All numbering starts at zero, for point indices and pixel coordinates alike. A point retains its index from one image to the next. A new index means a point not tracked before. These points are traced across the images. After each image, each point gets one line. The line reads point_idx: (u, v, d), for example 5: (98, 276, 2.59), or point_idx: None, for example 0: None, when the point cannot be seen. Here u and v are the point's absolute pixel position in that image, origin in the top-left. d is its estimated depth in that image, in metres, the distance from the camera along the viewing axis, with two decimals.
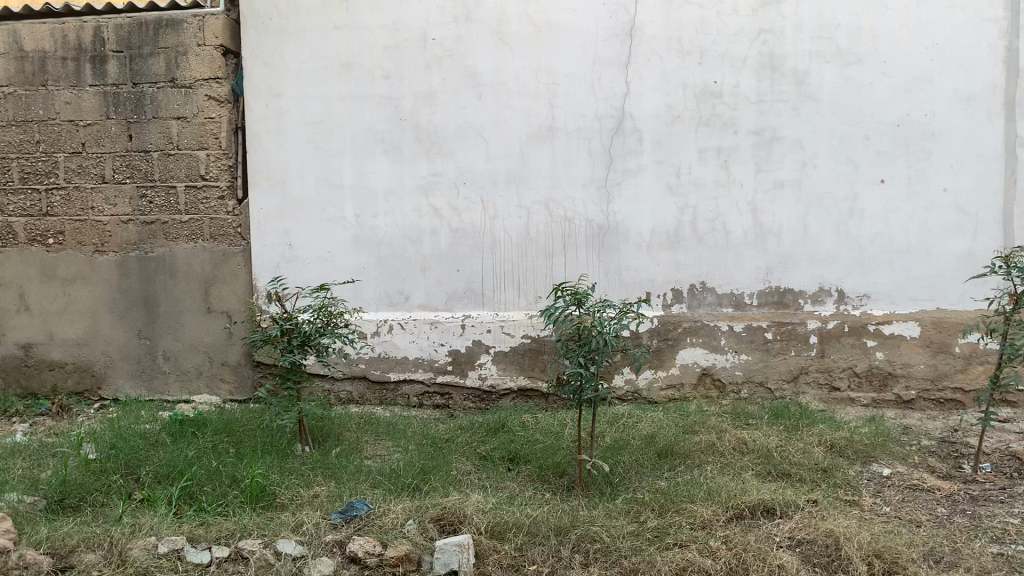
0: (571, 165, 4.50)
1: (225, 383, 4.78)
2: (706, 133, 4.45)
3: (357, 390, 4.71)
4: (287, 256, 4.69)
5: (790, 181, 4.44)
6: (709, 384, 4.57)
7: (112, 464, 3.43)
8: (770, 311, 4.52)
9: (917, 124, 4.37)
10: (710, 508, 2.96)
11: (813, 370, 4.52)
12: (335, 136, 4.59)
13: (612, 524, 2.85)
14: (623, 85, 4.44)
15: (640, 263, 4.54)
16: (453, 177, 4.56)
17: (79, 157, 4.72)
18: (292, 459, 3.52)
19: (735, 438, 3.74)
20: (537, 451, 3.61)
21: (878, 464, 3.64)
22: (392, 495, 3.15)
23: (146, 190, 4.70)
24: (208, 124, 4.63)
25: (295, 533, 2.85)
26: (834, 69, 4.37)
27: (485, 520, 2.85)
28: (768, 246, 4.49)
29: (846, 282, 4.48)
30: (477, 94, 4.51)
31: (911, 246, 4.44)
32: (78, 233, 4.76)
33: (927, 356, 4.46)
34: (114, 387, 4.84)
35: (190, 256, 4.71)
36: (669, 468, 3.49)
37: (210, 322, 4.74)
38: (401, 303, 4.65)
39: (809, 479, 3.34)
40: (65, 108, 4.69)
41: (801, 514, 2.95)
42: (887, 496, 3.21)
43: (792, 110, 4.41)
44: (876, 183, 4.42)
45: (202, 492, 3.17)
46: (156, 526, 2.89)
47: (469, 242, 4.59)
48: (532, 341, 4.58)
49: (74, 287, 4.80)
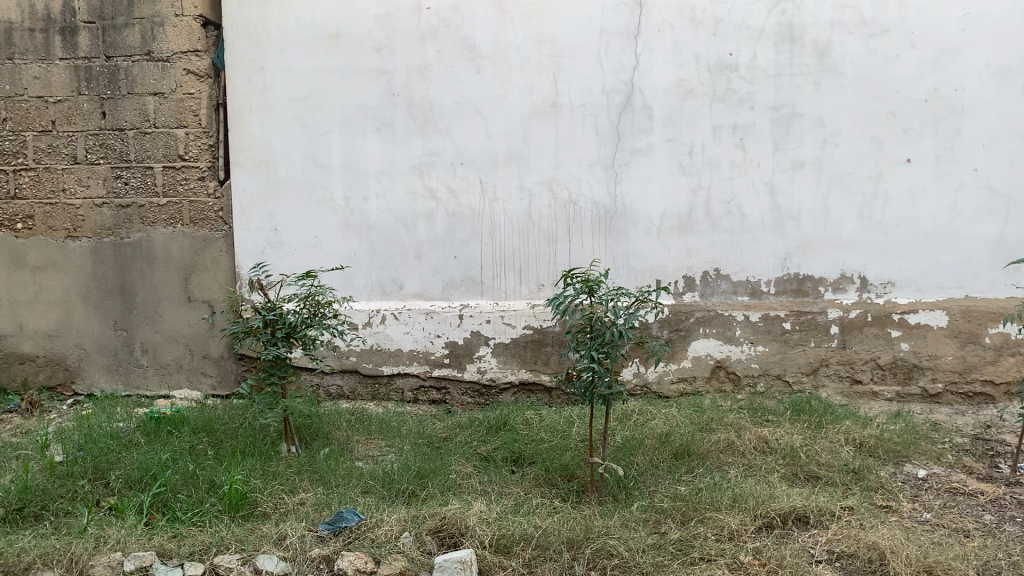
0: (576, 143, 4.21)
1: (207, 376, 4.49)
2: (721, 108, 4.15)
3: (348, 384, 4.43)
4: (272, 241, 4.38)
5: (810, 161, 4.15)
6: (723, 378, 4.29)
7: (80, 467, 3.15)
8: (788, 299, 4.24)
9: (946, 99, 4.08)
10: (738, 516, 2.69)
11: (834, 362, 4.25)
12: (324, 112, 4.27)
13: (630, 536, 2.57)
14: (632, 58, 4.13)
15: (650, 248, 4.25)
16: (450, 157, 4.26)
17: (49, 136, 4.40)
18: (275, 462, 3.23)
19: (756, 436, 3.46)
20: (542, 451, 3.34)
21: (912, 465, 3.36)
22: (385, 502, 2.87)
23: (121, 170, 4.39)
24: (187, 100, 4.32)
25: (278, 547, 2.56)
26: (858, 41, 4.07)
27: (489, 533, 2.57)
28: (787, 230, 4.20)
29: (869, 269, 4.21)
30: (476, 67, 4.19)
31: (939, 230, 4.16)
32: (49, 217, 4.45)
33: (955, 347, 4.19)
34: (89, 382, 4.54)
35: (169, 241, 4.41)
36: (687, 470, 3.22)
37: (190, 312, 4.44)
38: (394, 292, 4.36)
39: (840, 483, 3.07)
40: (33, 83, 4.36)
41: (838, 524, 2.67)
42: (927, 501, 2.94)
43: (812, 84, 4.11)
44: (902, 163, 4.14)
45: (176, 499, 2.89)
46: (124, 538, 2.61)
47: (467, 226, 4.29)
48: (534, 332, 4.31)
49: (44, 275, 4.49)
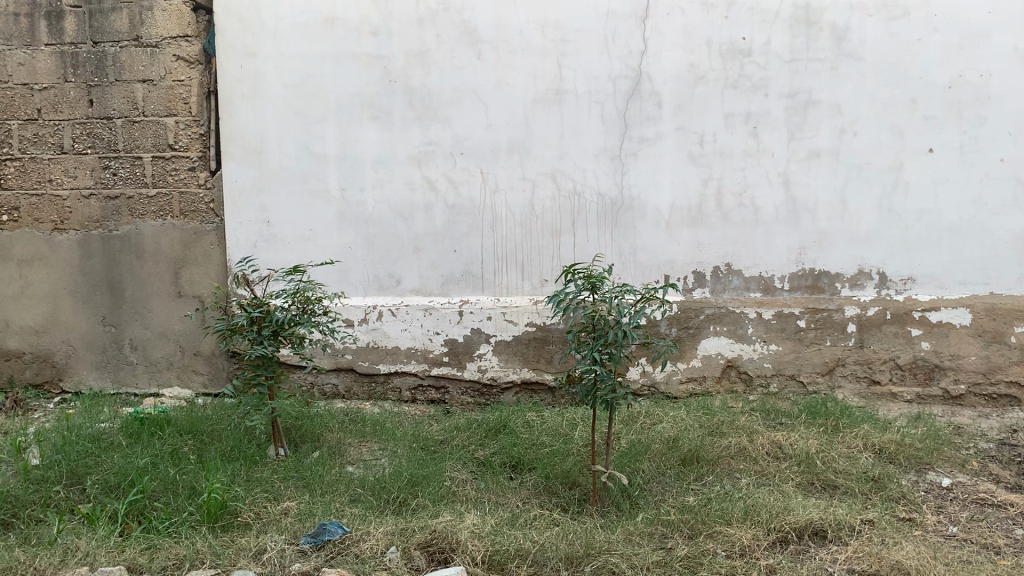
0: (581, 131, 4.02)
1: (198, 374, 4.34)
2: (734, 96, 3.95)
3: (343, 383, 4.27)
4: (264, 234, 4.20)
5: (827, 150, 3.95)
6: (734, 378, 4.11)
7: (55, 472, 2.99)
8: (803, 296, 4.05)
9: (971, 86, 3.87)
10: (751, 530, 2.51)
11: (851, 362, 4.05)
12: (319, 100, 4.09)
13: (634, 552, 2.39)
14: (640, 42, 3.94)
15: (658, 242, 4.06)
16: (449, 146, 4.08)
17: (34, 124, 4.24)
18: (261, 467, 3.07)
19: (770, 441, 3.28)
20: (543, 455, 3.16)
21: (935, 473, 3.17)
22: (373, 513, 2.70)
23: (109, 160, 4.23)
24: (177, 87, 4.16)
25: (255, 562, 2.42)
26: (879, 24, 3.86)
27: (481, 549, 2.40)
28: (802, 222, 4.00)
29: (889, 264, 4.00)
30: (477, 52, 4.00)
31: (963, 223, 3.95)
32: (35, 209, 4.30)
33: (979, 347, 3.99)
34: (77, 380, 4.39)
35: (158, 234, 4.25)
36: (696, 478, 3.04)
37: (181, 308, 4.28)
38: (391, 287, 4.19)
39: (859, 493, 2.89)
40: (18, 69, 4.20)
41: (858, 540, 2.48)
42: (952, 514, 2.75)
43: (829, 70, 3.91)
44: (924, 153, 3.93)
45: (154, 508, 2.73)
46: (94, 551, 2.46)
47: (467, 219, 4.11)
48: (537, 330, 4.13)
49: (31, 269, 4.33)
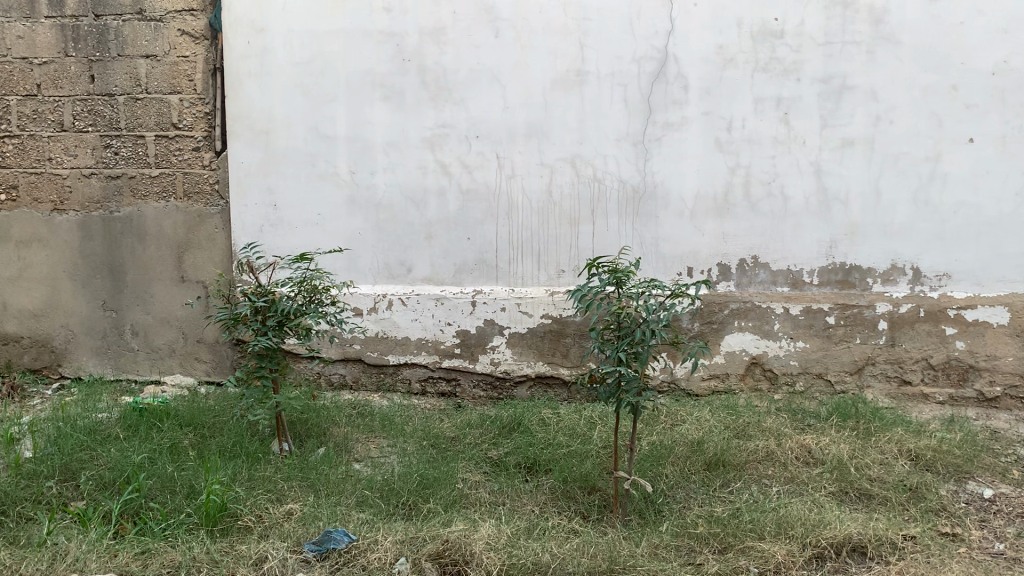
0: (602, 115, 3.83)
1: (201, 362, 4.19)
2: (763, 79, 3.76)
3: (351, 373, 4.12)
4: (271, 218, 4.04)
5: (861, 139, 3.76)
6: (759, 375, 3.94)
7: (49, 466, 2.84)
8: (833, 291, 3.87)
9: (1017, 72, 3.65)
10: (785, 545, 2.35)
11: (881, 361, 3.88)
12: (328, 78, 3.91)
13: (661, 568, 2.23)
14: (667, 21, 3.74)
15: (681, 232, 3.88)
16: (464, 129, 3.90)
17: (33, 100, 4.07)
18: (264, 465, 2.91)
19: (799, 445, 3.11)
20: (561, 456, 3.00)
21: (975, 482, 2.99)
22: (381, 519, 2.55)
23: (110, 138, 4.07)
24: (181, 63, 3.99)
25: (256, 573, 2.27)
26: (919, 5, 3.65)
27: (497, 562, 2.24)
28: (833, 214, 3.82)
29: (923, 259, 3.81)
30: (494, 30, 3.81)
31: (1003, 217, 3.75)
32: (34, 188, 4.14)
33: (1016, 347, 3.80)
34: (76, 366, 4.25)
35: (161, 217, 4.10)
36: (722, 484, 2.88)
37: (183, 294, 4.13)
38: (401, 275, 4.02)
39: (897, 504, 2.72)
40: (17, 43, 4.03)
41: (902, 559, 2.31)
42: (997, 530, 2.58)
43: (866, 54, 3.71)
44: (963, 142, 3.72)
45: (150, 508, 2.58)
46: (84, 555, 2.31)
47: (481, 206, 3.94)
48: (553, 322, 3.96)
49: (29, 251, 4.18)
